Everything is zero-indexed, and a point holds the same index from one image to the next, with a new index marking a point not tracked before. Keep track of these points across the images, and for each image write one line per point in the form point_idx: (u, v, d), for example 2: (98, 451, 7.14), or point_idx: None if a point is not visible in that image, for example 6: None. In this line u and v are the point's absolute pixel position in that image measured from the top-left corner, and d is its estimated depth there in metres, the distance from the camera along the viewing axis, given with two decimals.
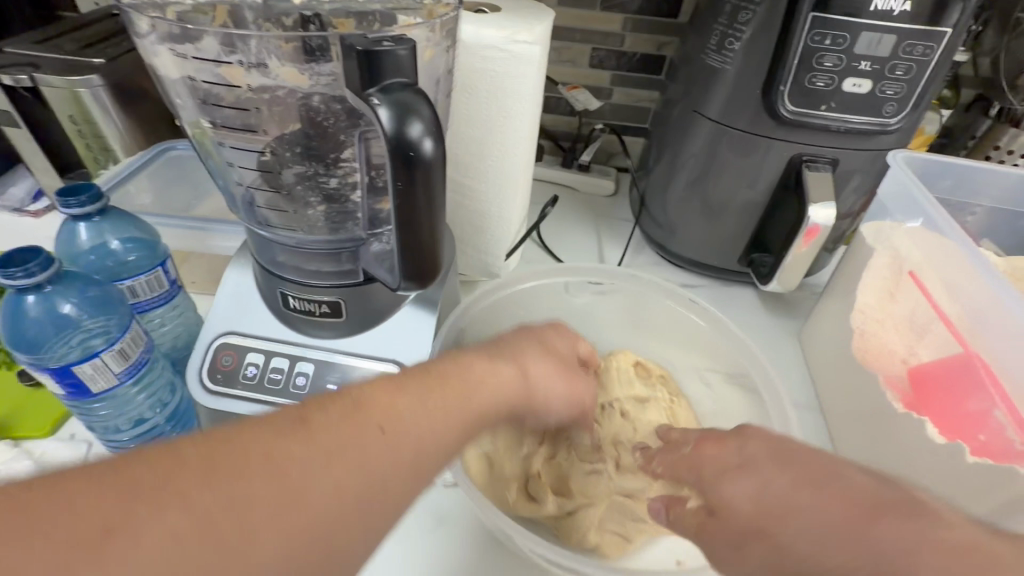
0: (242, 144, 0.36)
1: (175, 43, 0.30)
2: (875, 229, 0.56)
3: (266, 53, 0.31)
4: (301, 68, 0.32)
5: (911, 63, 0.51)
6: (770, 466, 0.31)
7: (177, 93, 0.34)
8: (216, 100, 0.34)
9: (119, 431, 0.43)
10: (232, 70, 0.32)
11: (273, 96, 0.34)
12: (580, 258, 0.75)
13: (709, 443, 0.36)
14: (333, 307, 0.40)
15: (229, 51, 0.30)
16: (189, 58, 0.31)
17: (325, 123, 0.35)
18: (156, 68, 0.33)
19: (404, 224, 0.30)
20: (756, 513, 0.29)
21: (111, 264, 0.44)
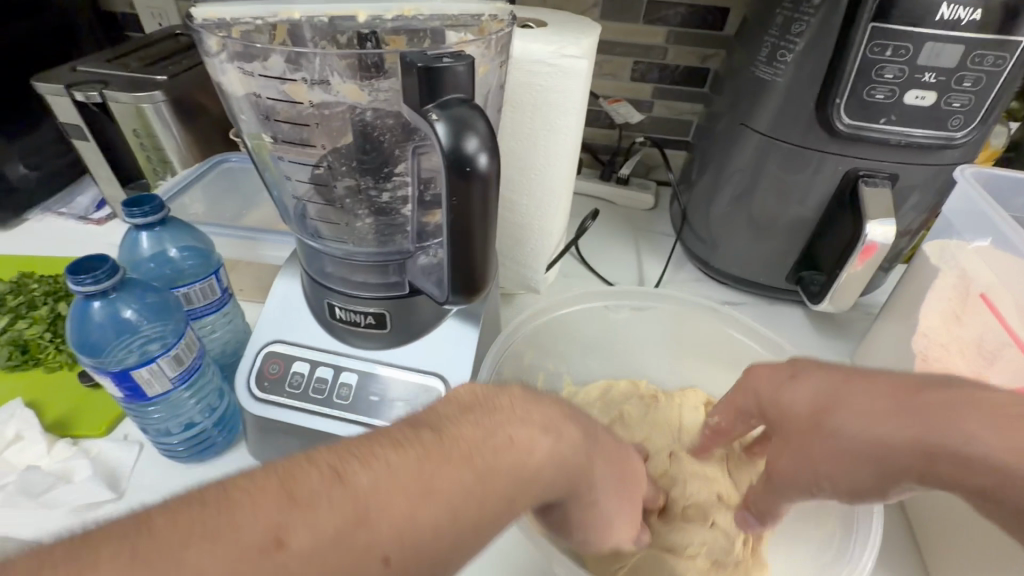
0: (298, 158, 0.37)
1: (242, 61, 0.31)
2: (939, 248, 0.53)
3: (327, 70, 0.31)
4: (360, 85, 0.32)
5: (980, 74, 0.49)
6: (826, 377, 0.33)
7: (240, 109, 0.36)
8: (276, 115, 0.35)
9: (170, 434, 0.44)
10: (296, 87, 0.32)
11: (331, 111, 0.34)
12: (620, 273, 0.74)
13: (786, 371, 0.36)
14: (378, 319, 0.40)
15: (294, 68, 0.31)
16: (255, 75, 0.32)
17: (380, 137, 0.35)
18: (220, 84, 0.34)
19: (456, 238, 0.30)
20: (814, 404, 0.33)
21: (169, 273, 0.46)
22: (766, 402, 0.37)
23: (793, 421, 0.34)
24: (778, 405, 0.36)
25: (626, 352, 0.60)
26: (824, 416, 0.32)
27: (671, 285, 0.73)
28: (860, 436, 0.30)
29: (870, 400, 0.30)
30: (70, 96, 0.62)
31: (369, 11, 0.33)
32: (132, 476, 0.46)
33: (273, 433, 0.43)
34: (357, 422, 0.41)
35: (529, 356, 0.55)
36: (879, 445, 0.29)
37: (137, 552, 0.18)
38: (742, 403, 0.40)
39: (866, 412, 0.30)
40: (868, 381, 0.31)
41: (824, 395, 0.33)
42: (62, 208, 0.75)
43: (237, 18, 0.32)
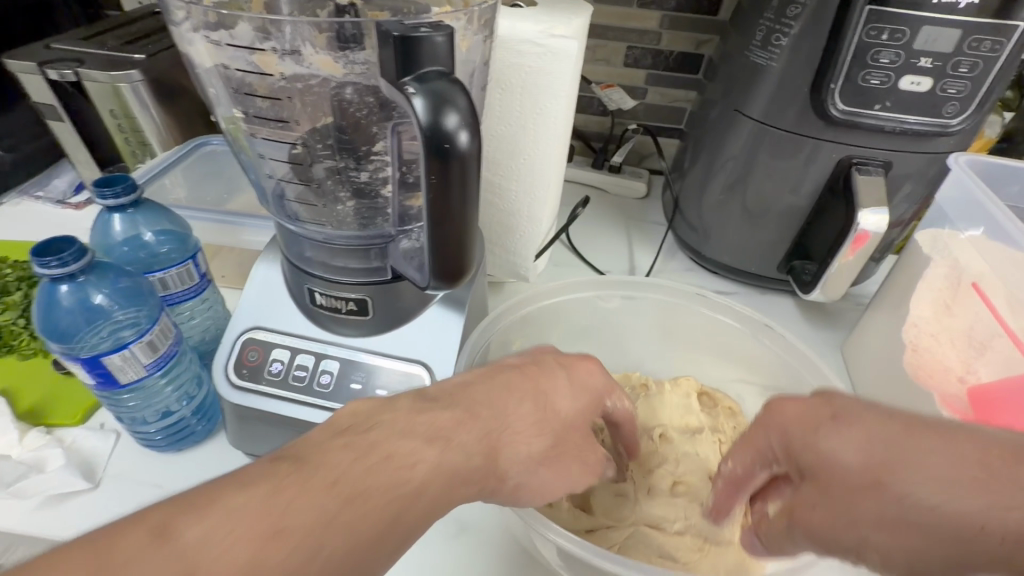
0: (273, 135, 0.35)
1: (210, 30, 0.30)
2: (931, 237, 0.52)
3: (299, 38, 0.30)
4: (335, 56, 0.31)
5: (977, 60, 0.48)
6: (876, 422, 0.25)
7: (210, 81, 0.34)
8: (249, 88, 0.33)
9: (147, 422, 0.43)
10: (265, 57, 0.31)
11: (305, 85, 0.33)
12: (610, 262, 0.73)
13: (775, 410, 0.30)
14: (360, 305, 0.39)
15: (263, 37, 0.30)
16: (222, 45, 0.30)
17: (357, 114, 0.34)
18: (190, 56, 0.33)
19: (436, 220, 0.29)
20: (866, 463, 0.24)
21: (144, 257, 0.44)
22: (793, 441, 0.28)
23: (838, 479, 0.25)
24: (778, 421, 0.30)
25: (614, 342, 0.59)
26: (883, 473, 0.23)
27: (662, 274, 0.72)
28: (931, 495, 0.22)
29: (947, 462, 0.22)
30: (43, 74, 0.59)
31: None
32: (108, 465, 0.45)
33: (252, 421, 0.42)
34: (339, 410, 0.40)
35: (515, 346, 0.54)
36: (898, 443, 0.24)
37: (241, 522, 0.21)
38: (758, 461, 0.31)
39: (941, 479, 0.22)
40: (947, 441, 0.23)
41: (854, 438, 0.25)
42: (38, 191, 0.73)
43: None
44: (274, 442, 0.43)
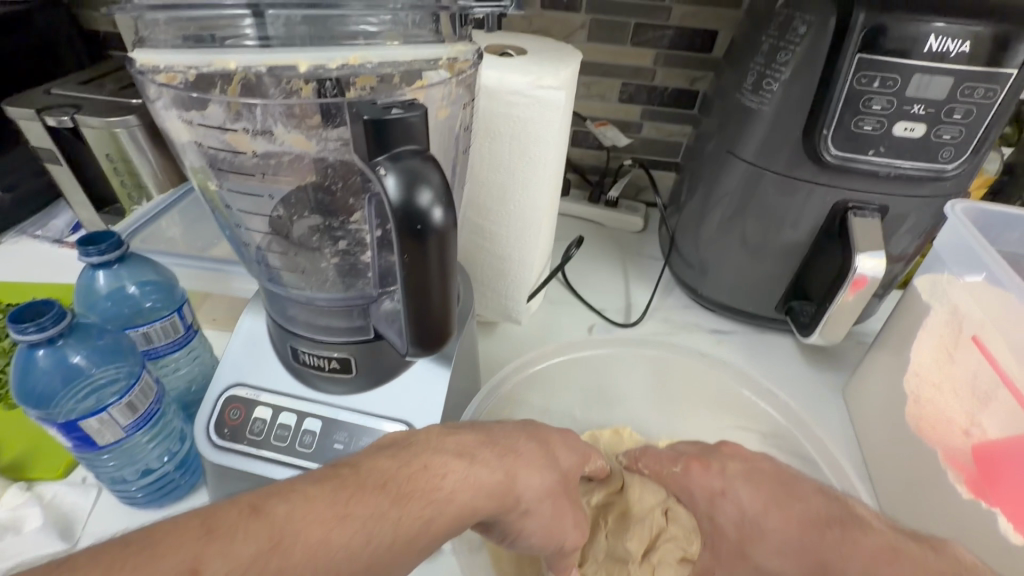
0: (251, 204, 0.35)
1: (179, 108, 0.29)
2: (931, 282, 0.51)
3: (269, 119, 0.29)
4: (307, 134, 0.30)
5: (971, 107, 0.47)
6: (750, 490, 0.43)
7: (184, 150, 0.33)
8: (221, 163, 0.33)
9: (127, 481, 0.43)
10: (237, 136, 0.31)
11: (279, 159, 0.32)
12: (606, 299, 0.72)
13: (695, 466, 0.46)
14: (343, 364, 0.39)
15: (235, 118, 0.29)
16: (194, 124, 0.30)
17: (333, 185, 0.34)
18: (165, 128, 0.32)
19: (414, 293, 0.28)
20: (737, 529, 0.43)
21: (128, 311, 0.44)
22: (698, 498, 0.46)
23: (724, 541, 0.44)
24: (690, 490, 0.46)
25: (611, 389, 0.58)
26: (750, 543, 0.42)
27: (659, 312, 0.71)
28: (772, 560, 0.40)
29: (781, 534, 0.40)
30: (41, 121, 0.60)
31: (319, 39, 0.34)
32: (88, 523, 0.43)
33: (232, 481, 0.41)
34: None
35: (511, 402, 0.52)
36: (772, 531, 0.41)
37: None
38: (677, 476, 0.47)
39: (782, 551, 0.40)
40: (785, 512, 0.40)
41: (742, 496, 0.43)
42: (37, 230, 0.73)
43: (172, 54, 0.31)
44: None
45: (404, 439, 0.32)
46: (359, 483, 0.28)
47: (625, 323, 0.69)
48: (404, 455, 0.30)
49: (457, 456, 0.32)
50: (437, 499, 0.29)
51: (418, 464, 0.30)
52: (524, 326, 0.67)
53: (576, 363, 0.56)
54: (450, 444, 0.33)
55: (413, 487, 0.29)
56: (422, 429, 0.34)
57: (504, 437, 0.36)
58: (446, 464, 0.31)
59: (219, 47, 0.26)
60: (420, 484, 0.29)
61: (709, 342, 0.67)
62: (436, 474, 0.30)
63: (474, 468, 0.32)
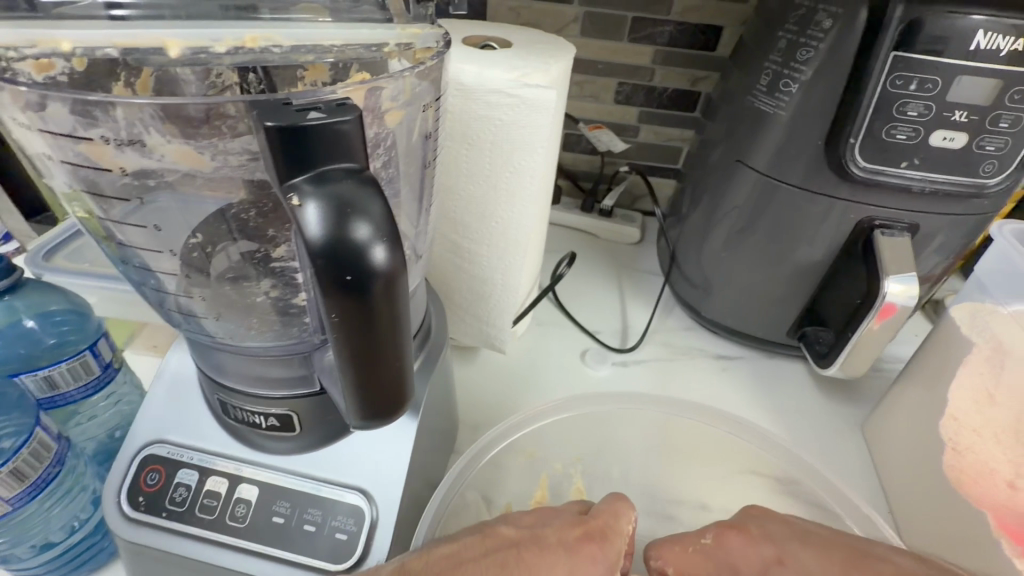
0: (148, 237, 0.27)
1: (21, 112, 0.22)
2: (970, 312, 0.45)
3: (141, 127, 0.22)
4: (198, 146, 0.23)
5: (1019, 114, 0.41)
6: (817, 562, 0.34)
7: (49, 166, 0.25)
8: (98, 182, 0.25)
9: (22, 558, 0.35)
10: (97, 147, 0.22)
11: (166, 177, 0.25)
12: (601, 320, 0.65)
13: (730, 533, 0.37)
14: (283, 421, 0.32)
15: (90, 122, 0.21)
16: (39, 130, 0.22)
17: (251, 216, 0.26)
18: (17, 137, 0.24)
19: (354, 357, 0.21)
20: None
21: (26, 350, 0.36)
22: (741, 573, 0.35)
23: None
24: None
25: (612, 443, 0.48)
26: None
27: (658, 335, 0.64)
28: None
29: None
30: None
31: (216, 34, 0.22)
32: None
33: (150, 561, 0.33)
34: (255, 552, 0.32)
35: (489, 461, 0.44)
36: None
37: None
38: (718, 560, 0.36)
39: None
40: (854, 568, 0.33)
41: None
42: None
43: None
44: None
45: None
46: None
47: (622, 349, 0.62)
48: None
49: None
50: None
51: None
52: (508, 354, 0.60)
53: (570, 418, 0.47)
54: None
55: None
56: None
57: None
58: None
59: (61, 25, 0.20)
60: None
61: (714, 370, 0.61)
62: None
63: None
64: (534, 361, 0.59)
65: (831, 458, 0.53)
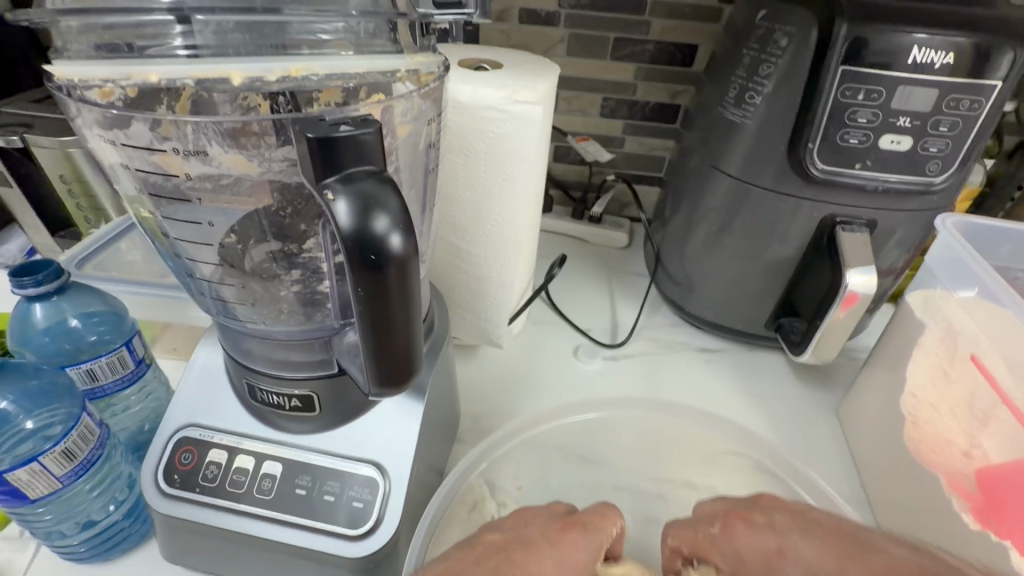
0: (194, 235, 0.31)
1: (101, 128, 0.26)
2: (923, 298, 0.50)
3: (202, 139, 0.26)
4: (246, 154, 0.27)
5: (957, 119, 0.46)
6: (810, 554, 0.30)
7: (117, 176, 0.30)
8: (154, 188, 0.29)
9: (65, 535, 0.39)
10: (166, 158, 0.27)
11: (214, 182, 0.29)
12: (592, 319, 0.70)
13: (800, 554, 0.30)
14: (305, 401, 0.36)
15: (161, 136, 0.26)
16: (118, 143, 0.27)
17: (283, 213, 0.30)
18: (92, 151, 0.29)
19: (373, 330, 0.25)
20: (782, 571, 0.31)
21: (69, 347, 0.40)
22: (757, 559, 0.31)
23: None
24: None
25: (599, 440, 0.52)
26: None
27: (646, 331, 0.68)
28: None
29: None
30: None
31: (247, 71, 0.25)
32: None
33: (185, 533, 0.37)
34: (280, 521, 0.35)
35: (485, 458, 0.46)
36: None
37: None
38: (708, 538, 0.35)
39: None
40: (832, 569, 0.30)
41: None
42: None
43: (86, 79, 0.24)
44: (209, 554, 0.38)
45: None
46: None
47: (612, 344, 0.66)
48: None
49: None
50: None
51: None
52: (506, 350, 0.64)
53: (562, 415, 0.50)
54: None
55: None
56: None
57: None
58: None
59: (140, 58, 0.25)
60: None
61: (698, 362, 0.65)
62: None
63: None
64: (529, 356, 0.63)
65: (808, 439, 0.57)
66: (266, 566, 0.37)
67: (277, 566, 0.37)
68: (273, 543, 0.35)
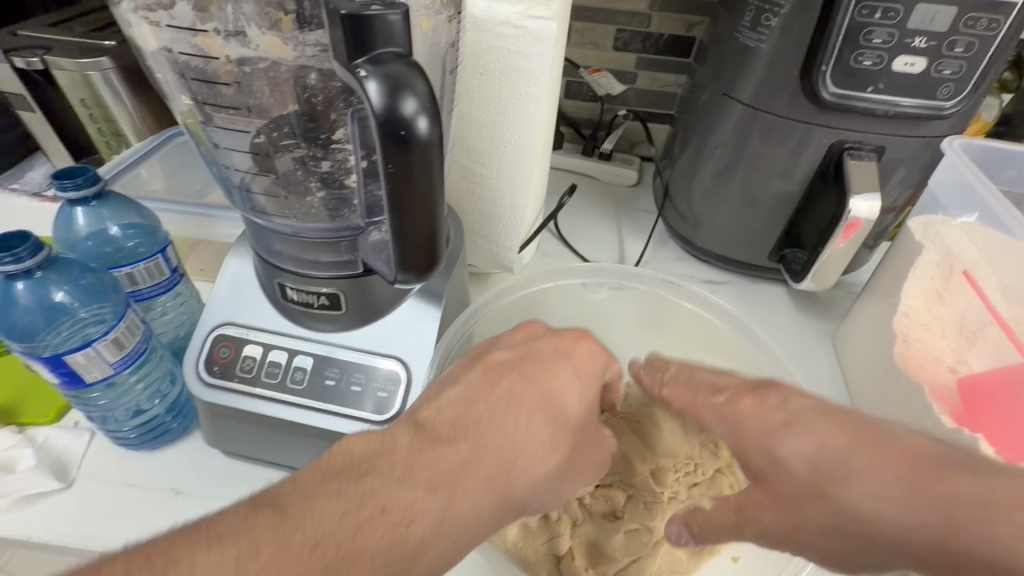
0: (233, 124, 0.34)
1: (147, 9, 0.29)
2: (923, 224, 0.51)
3: (244, 20, 0.28)
4: (284, 36, 0.29)
5: (973, 39, 0.46)
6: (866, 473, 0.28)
7: (158, 66, 0.32)
8: (195, 73, 0.31)
9: (118, 421, 0.43)
10: (209, 39, 0.29)
11: (253, 69, 0.31)
12: (600, 251, 0.72)
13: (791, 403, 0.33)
14: (332, 300, 0.38)
15: (205, 16, 0.28)
16: (162, 26, 0.29)
17: (315, 100, 0.32)
18: (136, 40, 0.31)
19: (400, 213, 0.28)
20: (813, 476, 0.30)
21: (111, 251, 0.43)
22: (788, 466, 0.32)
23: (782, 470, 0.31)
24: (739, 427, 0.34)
25: (602, 339, 0.58)
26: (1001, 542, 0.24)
27: (652, 264, 0.70)
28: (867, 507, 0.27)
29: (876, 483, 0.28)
30: (9, 62, 0.57)
31: None
32: (82, 464, 0.44)
33: (227, 421, 0.41)
34: (311, 408, 0.39)
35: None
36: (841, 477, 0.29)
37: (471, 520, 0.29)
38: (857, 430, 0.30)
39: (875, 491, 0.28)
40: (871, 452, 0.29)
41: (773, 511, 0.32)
42: (13, 183, 0.69)
43: None
44: (250, 441, 0.42)
45: (363, 460, 0.29)
46: (289, 529, 0.25)
47: None
48: (362, 491, 0.27)
49: (431, 490, 0.28)
50: (404, 552, 0.26)
51: (374, 508, 0.26)
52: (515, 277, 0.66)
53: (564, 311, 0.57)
54: (421, 472, 0.28)
55: (364, 541, 0.25)
56: (393, 443, 0.30)
57: (491, 429, 0.31)
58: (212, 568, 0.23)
59: None
60: (381, 531, 0.26)
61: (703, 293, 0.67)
62: (405, 519, 0.27)
63: (450, 504, 0.28)
64: None
65: (804, 364, 0.60)
66: (299, 450, 0.41)
67: (309, 450, 0.41)
68: (306, 427, 0.39)
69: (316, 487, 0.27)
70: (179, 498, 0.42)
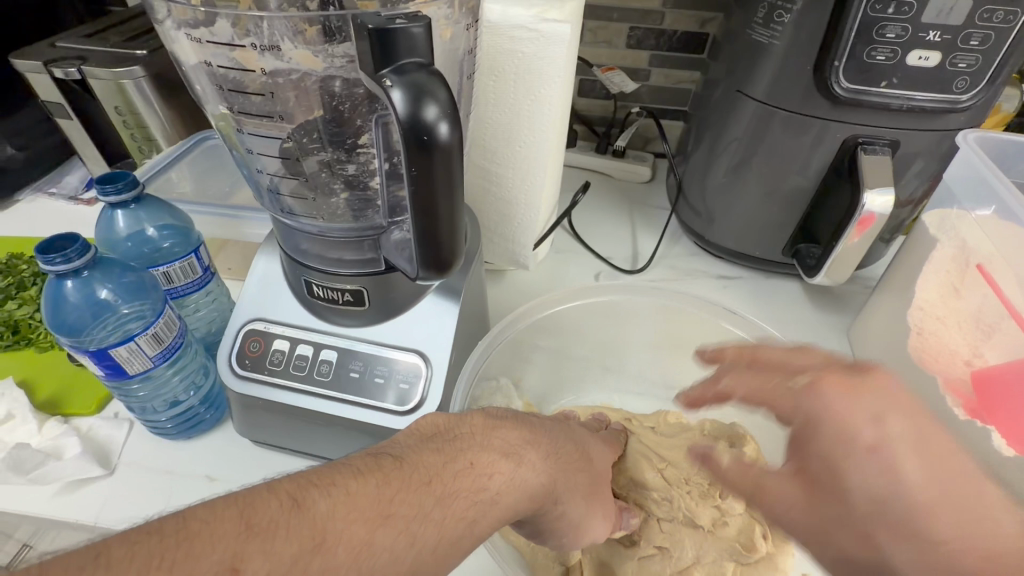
0: (264, 132, 0.35)
1: (190, 27, 0.30)
2: (940, 217, 0.51)
3: (277, 32, 0.30)
4: (314, 49, 0.31)
5: (988, 32, 0.46)
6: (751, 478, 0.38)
7: (197, 77, 0.34)
8: (231, 84, 0.33)
9: (157, 411, 0.45)
10: (245, 53, 0.31)
11: (284, 79, 0.33)
12: (613, 248, 0.73)
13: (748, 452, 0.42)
14: (356, 296, 0.40)
15: (242, 32, 0.30)
16: (203, 42, 0.31)
17: (341, 108, 0.34)
18: (177, 54, 0.33)
19: (422, 213, 0.29)
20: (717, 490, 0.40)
21: (148, 251, 0.46)
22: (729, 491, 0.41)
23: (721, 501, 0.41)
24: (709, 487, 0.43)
25: (617, 335, 0.59)
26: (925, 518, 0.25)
27: (666, 260, 0.71)
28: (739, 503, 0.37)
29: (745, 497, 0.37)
30: (49, 73, 0.60)
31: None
32: (124, 452, 0.46)
33: (258, 411, 0.43)
34: (337, 398, 0.41)
35: (518, 343, 0.55)
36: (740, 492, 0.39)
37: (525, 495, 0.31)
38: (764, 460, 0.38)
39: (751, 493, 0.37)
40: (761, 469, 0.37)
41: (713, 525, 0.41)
42: (51, 187, 0.72)
43: None
44: (279, 430, 0.44)
45: (448, 427, 0.31)
46: (407, 475, 0.27)
47: (632, 270, 0.69)
48: (453, 449, 0.29)
49: (504, 456, 0.31)
50: (483, 500, 0.29)
51: (464, 463, 0.29)
52: (530, 274, 0.67)
53: (582, 312, 0.57)
54: (496, 441, 0.31)
55: (458, 488, 0.28)
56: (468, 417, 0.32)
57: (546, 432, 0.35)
58: (348, 493, 0.24)
59: None
60: (466, 484, 0.28)
61: (716, 288, 0.68)
62: (486, 476, 0.29)
63: (520, 469, 0.31)
64: (553, 280, 0.67)
65: None
66: (326, 439, 0.43)
67: (334, 438, 0.43)
68: (332, 417, 0.41)
69: (417, 446, 0.29)
70: (214, 484, 0.45)
